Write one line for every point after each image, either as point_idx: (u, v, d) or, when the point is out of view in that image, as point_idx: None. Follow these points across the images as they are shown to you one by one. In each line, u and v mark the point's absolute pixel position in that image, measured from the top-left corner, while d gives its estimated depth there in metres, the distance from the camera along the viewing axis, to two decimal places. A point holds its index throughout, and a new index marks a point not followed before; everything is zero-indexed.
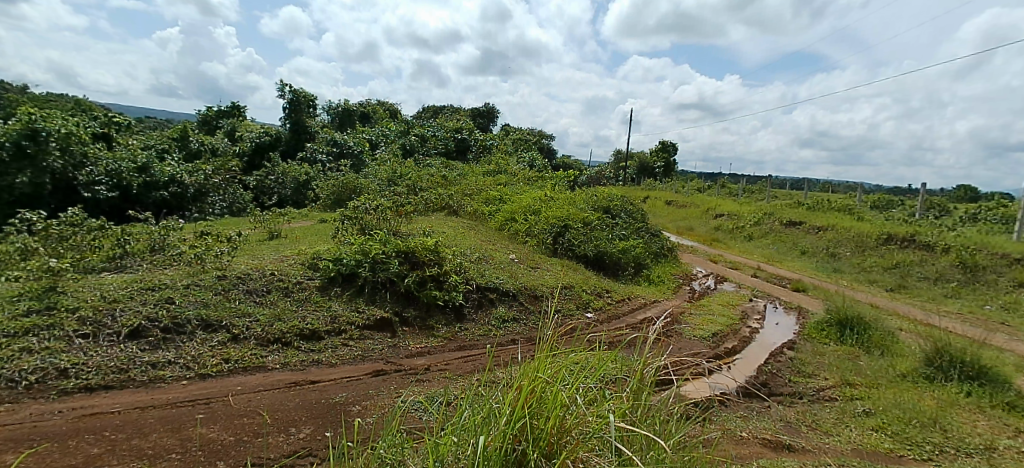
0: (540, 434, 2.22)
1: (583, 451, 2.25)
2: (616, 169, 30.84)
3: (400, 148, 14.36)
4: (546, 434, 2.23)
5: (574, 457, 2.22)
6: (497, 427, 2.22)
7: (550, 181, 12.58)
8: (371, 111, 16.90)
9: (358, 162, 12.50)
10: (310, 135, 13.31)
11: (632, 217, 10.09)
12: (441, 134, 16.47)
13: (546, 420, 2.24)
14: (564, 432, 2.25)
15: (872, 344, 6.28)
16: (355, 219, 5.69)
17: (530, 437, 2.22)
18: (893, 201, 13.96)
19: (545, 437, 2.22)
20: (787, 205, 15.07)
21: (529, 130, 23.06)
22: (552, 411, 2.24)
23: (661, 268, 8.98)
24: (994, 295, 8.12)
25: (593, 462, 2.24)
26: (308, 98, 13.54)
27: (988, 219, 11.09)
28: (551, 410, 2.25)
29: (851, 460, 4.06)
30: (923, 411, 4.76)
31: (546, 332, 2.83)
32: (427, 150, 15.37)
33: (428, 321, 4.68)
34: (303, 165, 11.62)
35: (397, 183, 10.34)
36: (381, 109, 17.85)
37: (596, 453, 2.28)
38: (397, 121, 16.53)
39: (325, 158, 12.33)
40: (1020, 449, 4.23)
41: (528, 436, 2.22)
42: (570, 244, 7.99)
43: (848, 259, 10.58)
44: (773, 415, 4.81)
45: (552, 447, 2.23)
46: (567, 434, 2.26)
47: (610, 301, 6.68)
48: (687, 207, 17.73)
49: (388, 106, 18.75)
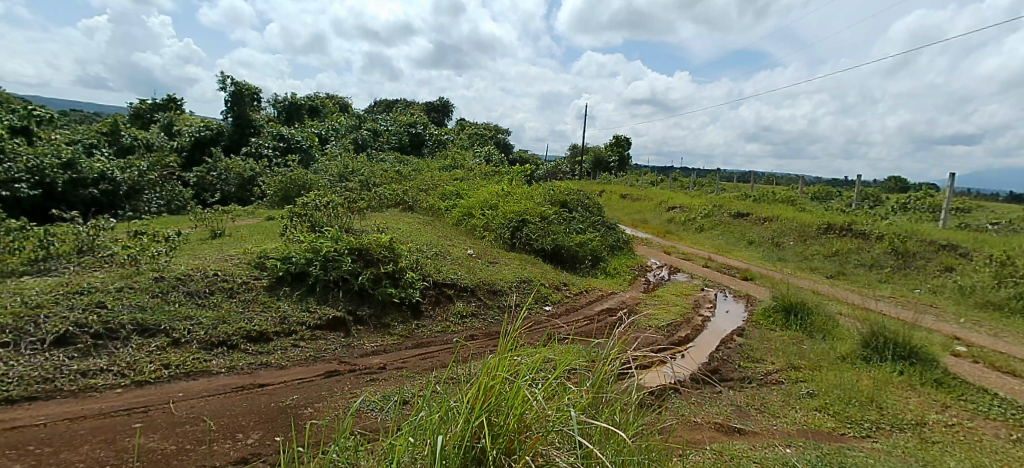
0: (500, 431, 2.23)
1: (543, 446, 2.27)
2: (572, 164, 31.22)
3: (352, 142, 14.04)
4: (506, 431, 2.24)
5: (533, 451, 2.24)
6: (456, 426, 2.22)
7: (507, 176, 12.60)
8: (321, 105, 16.42)
9: (307, 157, 12.19)
10: (255, 129, 12.85)
11: (588, 211, 10.23)
12: (395, 128, 16.20)
13: (506, 416, 2.25)
14: (524, 428, 2.27)
15: (815, 329, 6.62)
16: (305, 216, 5.52)
17: (489, 434, 2.23)
18: (832, 192, 14.71)
19: (504, 434, 2.23)
20: (735, 197, 15.67)
21: (485, 125, 22.97)
22: (512, 407, 2.25)
23: (618, 261, 9.17)
24: (923, 279, 8.70)
25: (553, 455, 2.27)
26: (251, 91, 13.08)
27: (917, 208, 11.86)
28: (511, 406, 2.26)
29: (796, 440, 4.27)
30: (861, 390, 5.05)
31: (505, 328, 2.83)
32: (381, 145, 15.09)
33: (384, 319, 4.60)
34: (248, 160, 11.21)
35: (350, 179, 10.10)
36: (331, 103, 17.39)
37: (556, 446, 2.31)
38: (350, 116, 16.13)
39: (272, 153, 11.93)
40: (947, 423, 4.56)
41: (487, 433, 2.22)
42: (528, 239, 8.04)
43: (791, 248, 11.10)
44: (724, 399, 5.01)
45: (513, 442, 2.25)
46: (527, 429, 2.28)
47: (568, 294, 6.77)
48: (641, 200, 18.17)
49: (339, 100, 18.27)
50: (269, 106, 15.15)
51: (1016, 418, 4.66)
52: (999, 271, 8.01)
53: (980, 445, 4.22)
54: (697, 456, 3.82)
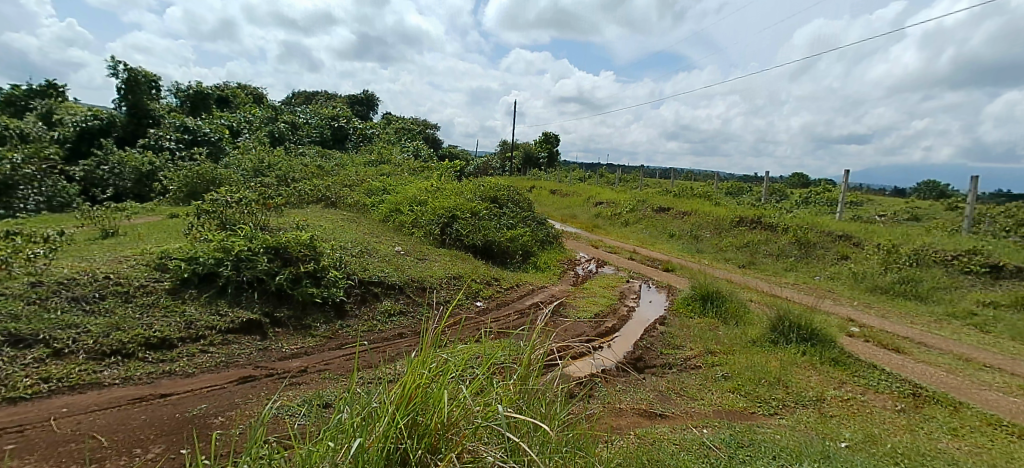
0: (425, 430, 2.21)
1: (470, 442, 2.27)
2: (502, 160, 31.47)
3: (268, 135, 13.32)
4: (431, 429, 2.22)
5: (460, 448, 2.24)
6: (379, 427, 2.16)
7: (436, 172, 12.47)
8: (233, 95, 15.45)
9: (216, 151, 11.43)
10: (153, 119, 11.92)
11: (518, 206, 10.32)
12: (316, 121, 15.54)
13: (432, 414, 2.23)
14: (451, 425, 2.26)
15: (729, 315, 7.08)
16: (215, 214, 5.18)
17: (413, 434, 2.20)
18: (743, 188, 15.74)
19: (429, 432, 2.21)
20: (657, 192, 16.40)
21: (413, 119, 22.56)
22: (437, 405, 2.24)
23: (548, 255, 9.33)
24: (823, 267, 9.53)
25: (480, 450, 2.27)
26: (146, 78, 12.13)
27: (817, 202, 12.94)
28: (436, 404, 2.24)
29: (712, 421, 4.54)
30: (769, 371, 5.45)
31: (431, 326, 2.79)
32: (300, 138, 14.42)
33: (305, 320, 4.41)
34: (146, 153, 10.36)
35: (265, 173, 9.51)
36: (244, 93, 16.42)
37: (484, 442, 2.32)
38: (266, 107, 15.28)
39: (175, 146, 11.08)
40: (842, 398, 5.02)
41: (411, 432, 2.19)
42: (458, 235, 7.99)
43: (708, 240, 11.78)
44: (647, 386, 5.25)
45: (439, 441, 2.23)
46: (453, 427, 2.26)
47: (499, 289, 6.81)
48: (570, 196, 18.61)
49: (254, 90, 17.25)
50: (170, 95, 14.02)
51: (899, 389, 5.20)
52: (885, 259, 8.91)
53: (871, 416, 4.67)
54: (622, 441, 3.99)
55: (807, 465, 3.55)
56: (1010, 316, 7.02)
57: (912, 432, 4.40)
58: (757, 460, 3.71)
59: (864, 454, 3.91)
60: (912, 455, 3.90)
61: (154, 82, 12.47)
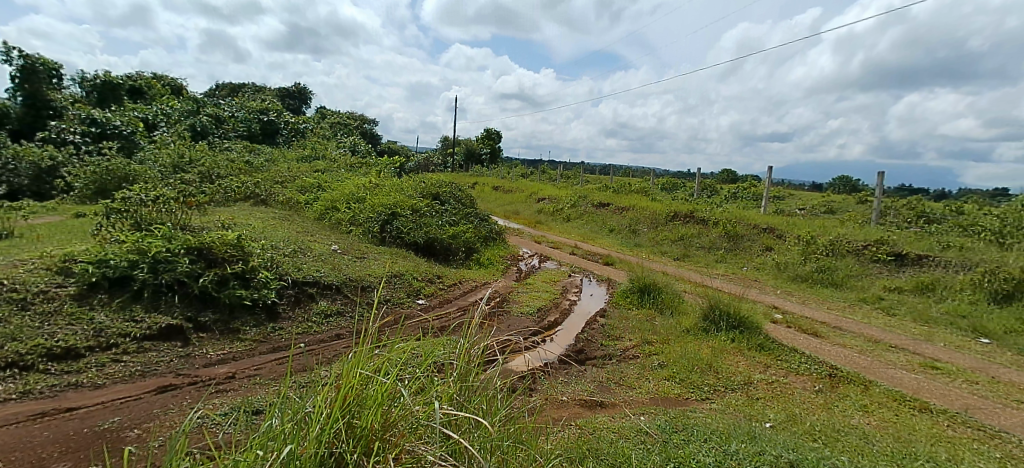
0: (362, 432, 2.16)
1: (408, 443, 2.25)
2: (444, 156, 31.25)
3: (189, 128, 12.52)
4: (369, 431, 2.17)
5: (397, 449, 2.21)
6: (310, 433, 2.08)
7: (375, 168, 12.20)
8: (148, 86, 14.40)
9: (130, 145, 10.62)
10: (54, 110, 10.94)
11: (460, 203, 10.26)
12: (242, 114, 14.77)
13: (368, 415, 2.18)
14: (389, 426, 2.22)
15: (665, 306, 7.37)
16: (128, 213, 4.83)
17: (350, 438, 2.14)
18: (678, 183, 16.41)
19: (367, 434, 2.16)
20: (597, 188, 16.81)
21: (350, 114, 21.94)
22: (373, 406, 2.19)
23: (491, 251, 9.35)
24: (750, 258, 10.12)
25: (420, 450, 2.25)
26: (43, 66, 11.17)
27: (744, 196, 13.69)
28: (373, 405, 2.19)
29: (648, 408, 4.71)
30: (702, 358, 5.73)
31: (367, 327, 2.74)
32: (226, 132, 13.67)
33: (232, 323, 4.21)
34: (45, 147, 9.50)
35: (186, 169, 8.89)
36: (162, 84, 15.38)
37: (423, 441, 2.30)
38: (188, 99, 14.36)
39: (80, 139, 10.20)
40: (768, 381, 5.34)
41: (347, 435, 2.13)
42: (398, 232, 7.86)
43: (645, 234, 12.20)
44: (588, 377, 5.38)
45: (376, 442, 2.19)
46: (391, 428, 2.23)
47: (442, 286, 6.76)
48: (512, 192, 18.74)
49: (172, 81, 16.16)
50: (74, 86, 12.92)
51: (817, 371, 5.60)
52: (805, 250, 9.55)
53: (793, 397, 5.00)
54: (564, 432, 4.09)
55: (735, 446, 3.75)
56: (911, 300, 7.72)
57: (828, 410, 4.75)
58: (690, 443, 3.86)
59: (786, 433, 4.18)
60: (829, 432, 4.21)
61: (53, 70, 11.50)
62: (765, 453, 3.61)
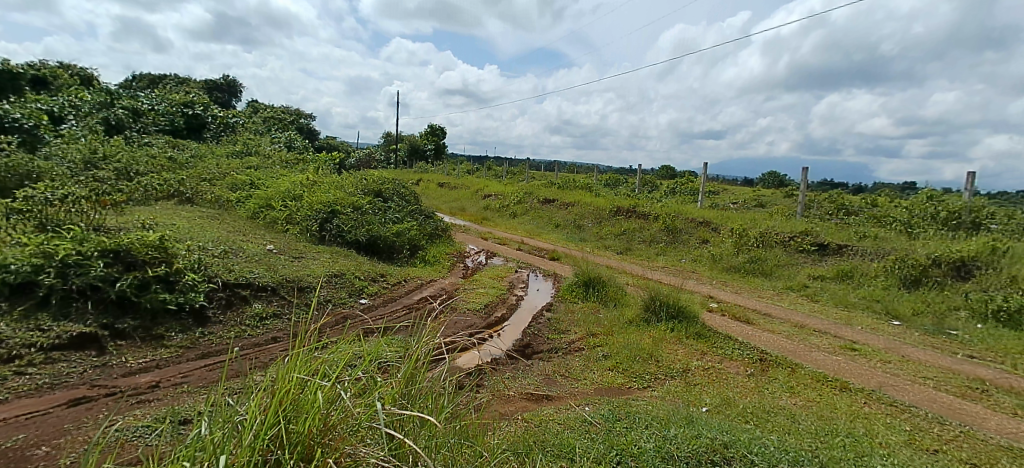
0: (299, 437, 2.08)
1: (349, 445, 2.18)
2: (387, 152, 30.70)
3: (103, 122, 11.61)
4: (306, 436, 2.10)
5: (337, 453, 2.13)
6: (242, 442, 1.99)
7: (313, 164, 11.81)
8: (54, 75, 13.24)
9: (32, 139, 9.68)
10: None
11: (404, 200, 10.10)
12: (163, 108, 13.87)
13: (305, 421, 2.10)
14: (328, 430, 2.15)
15: (608, 298, 7.56)
16: (32, 214, 4.45)
17: (285, 444, 2.06)
18: (620, 179, 16.85)
19: (303, 440, 2.08)
20: (542, 185, 17.00)
21: (286, 109, 21.08)
22: (309, 411, 2.11)
23: (436, 248, 9.27)
24: (688, 251, 10.54)
25: (361, 452, 2.19)
26: None
27: (682, 191, 14.24)
28: (309, 410, 2.11)
29: (592, 399, 4.82)
30: (643, 348, 5.92)
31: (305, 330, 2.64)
32: (145, 126, 12.79)
33: (155, 329, 3.97)
34: None
35: (98, 165, 8.16)
36: (71, 75, 14.19)
37: (365, 443, 2.24)
38: (100, 90, 13.30)
39: None
40: (705, 367, 5.59)
41: (283, 441, 2.04)
42: (338, 231, 7.65)
43: (590, 229, 12.46)
44: (535, 371, 5.45)
45: (314, 447, 2.11)
46: (330, 431, 2.16)
47: (385, 285, 6.64)
48: (458, 188, 18.66)
49: (81, 70, 14.92)
50: None
51: (749, 356, 5.91)
52: (738, 242, 10.04)
53: (728, 382, 5.26)
54: (510, 427, 4.13)
55: (674, 430, 3.89)
56: (833, 287, 8.29)
57: (759, 393, 5.02)
58: (632, 430, 3.98)
59: (721, 416, 4.39)
60: (760, 414, 4.45)
61: None
62: (701, 436, 3.76)
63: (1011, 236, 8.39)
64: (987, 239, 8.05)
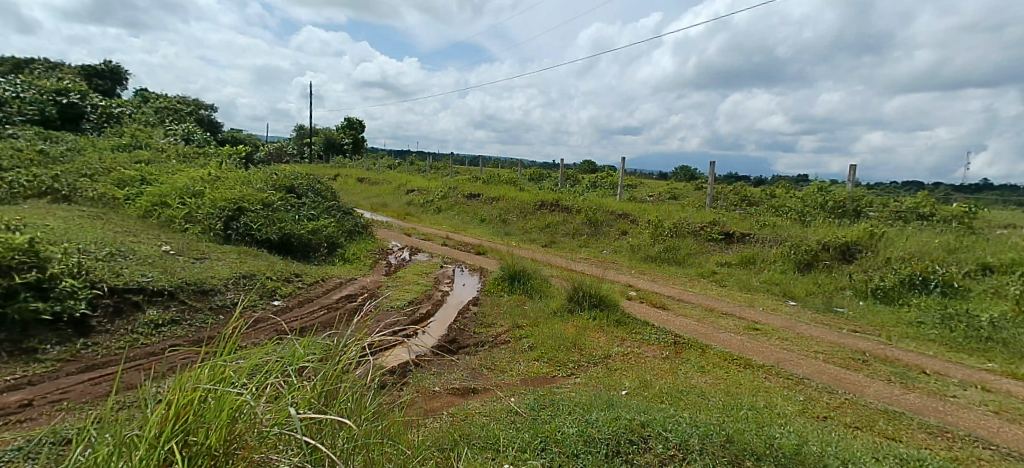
0: (200, 449, 1.88)
1: (259, 454, 1.99)
2: (300, 145, 29.58)
3: None
4: (208, 447, 1.90)
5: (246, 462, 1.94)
6: (133, 457, 1.82)
7: (215, 159, 11.05)
8: None
9: None
10: None
11: (320, 196, 9.70)
12: (33, 96, 12.38)
13: (206, 432, 1.91)
14: (233, 439, 1.95)
15: (533, 290, 7.68)
16: None
17: (185, 457, 1.86)
18: (544, 173, 17.18)
19: (206, 451, 1.89)
20: (467, 179, 16.99)
21: (183, 99, 19.51)
22: (213, 421, 1.93)
23: (357, 245, 8.99)
24: (608, 242, 10.94)
25: (271, 460, 2.00)
26: None
27: (602, 185, 14.76)
28: (212, 418, 1.93)
29: (518, 389, 4.89)
30: (567, 337, 6.08)
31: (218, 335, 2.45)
32: (11, 115, 11.35)
33: (27, 343, 3.60)
34: None
35: None
36: None
37: (277, 450, 2.09)
38: None
39: None
40: (624, 352, 5.84)
41: (183, 454, 1.85)
42: (246, 229, 7.22)
43: (515, 223, 12.61)
44: (461, 365, 5.46)
45: (217, 458, 1.91)
46: (235, 441, 1.95)
47: (301, 285, 6.36)
48: (379, 184, 18.23)
49: None
50: None
51: (665, 340, 6.24)
52: (653, 233, 10.54)
53: (646, 365, 5.53)
54: (435, 423, 4.11)
55: (595, 414, 4.02)
56: (738, 272, 8.92)
57: (673, 374, 5.32)
58: (556, 417, 4.07)
59: (639, 397, 4.61)
60: (674, 394, 4.72)
61: None
62: (621, 418, 3.91)
63: (885, 222, 9.42)
64: (866, 225, 9.00)
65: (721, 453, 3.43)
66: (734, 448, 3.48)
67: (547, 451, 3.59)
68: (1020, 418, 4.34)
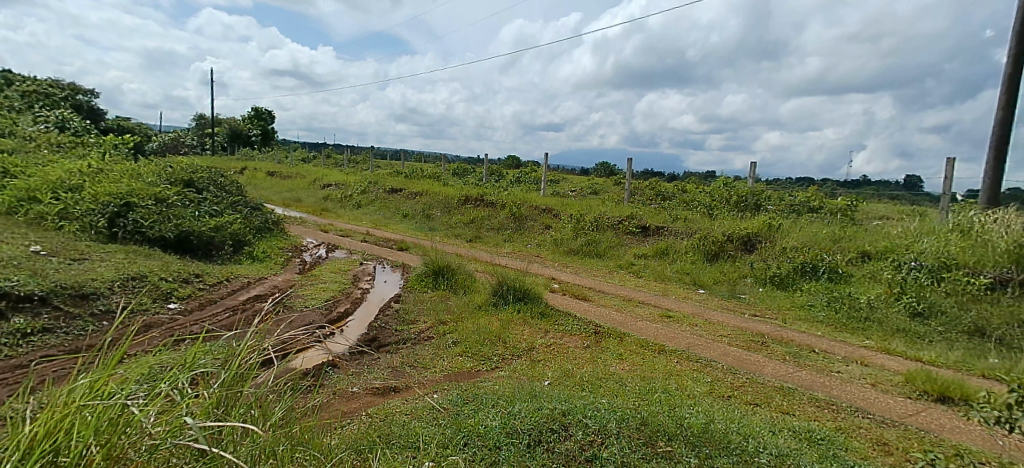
0: None
1: None
2: (199, 136, 27.53)
3: None
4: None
5: None
6: None
7: (96, 150, 10.02)
8: None
9: None
10: None
11: (224, 191, 9.10)
12: None
13: (82, 452, 1.60)
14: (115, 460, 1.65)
15: (457, 286, 7.63)
16: None
17: None
18: (468, 168, 17.15)
19: None
20: (388, 174, 16.62)
21: (56, 82, 17.49)
22: (92, 437, 1.63)
23: (267, 243, 8.51)
24: (533, 236, 11.10)
25: None
26: None
27: (526, 180, 14.96)
28: (90, 436, 1.63)
29: (440, 385, 4.84)
30: (491, 331, 6.10)
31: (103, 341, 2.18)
32: None
33: None
34: None
35: None
36: None
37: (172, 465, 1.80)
38: None
39: None
40: (548, 344, 5.95)
41: None
42: (136, 226, 6.62)
43: (439, 218, 12.48)
44: (381, 364, 5.34)
45: None
46: (118, 459, 1.66)
47: (202, 286, 5.93)
48: (293, 178, 17.40)
49: None
50: None
51: (586, 330, 6.42)
52: (575, 226, 10.83)
53: (568, 355, 5.67)
54: (353, 425, 3.99)
55: (518, 406, 4.07)
56: (653, 263, 9.37)
57: (593, 362, 5.49)
58: (479, 411, 4.08)
59: (560, 387, 4.72)
60: (594, 381, 4.88)
61: None
62: (542, 408, 3.98)
63: (782, 215, 10.26)
64: (765, 217, 9.76)
65: (636, 435, 3.58)
66: (648, 430, 3.63)
67: (469, 445, 3.58)
68: (891, 388, 4.88)
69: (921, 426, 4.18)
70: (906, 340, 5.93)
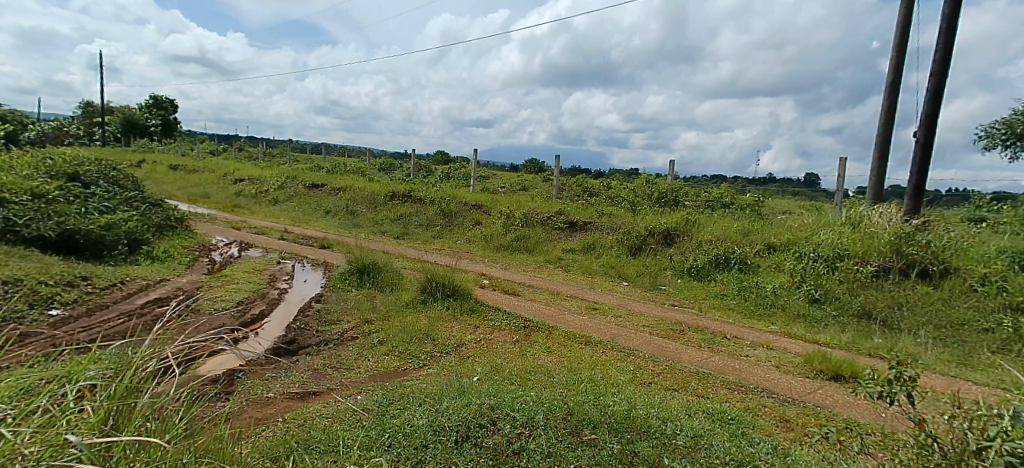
0: None
1: None
2: (89, 126, 25.11)
3: None
4: None
5: None
6: None
7: None
8: None
9: None
10: None
11: (117, 186, 8.34)
12: None
13: None
14: None
15: (384, 284, 7.45)
16: None
17: None
18: (395, 164, 16.78)
19: None
20: (309, 168, 15.93)
21: None
22: None
23: (170, 242, 7.90)
24: (462, 232, 11.03)
25: None
26: None
27: (455, 176, 14.85)
28: None
29: (364, 386, 4.71)
30: (419, 329, 6.00)
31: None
32: None
33: None
34: None
35: None
36: None
37: None
38: None
39: None
40: (477, 339, 5.95)
41: None
42: (8, 224, 5.96)
43: (364, 215, 12.12)
44: (301, 366, 5.12)
45: None
46: None
47: (91, 290, 5.41)
48: (201, 172, 16.27)
49: None
50: None
51: (515, 324, 6.47)
52: (504, 222, 10.88)
53: (496, 349, 5.70)
54: (269, 432, 3.79)
55: (445, 403, 4.04)
56: (580, 257, 9.60)
57: (522, 356, 5.54)
58: (405, 410, 4.00)
59: (490, 381, 4.73)
60: (522, 374, 4.93)
61: None
62: (470, 404, 3.97)
63: (698, 210, 10.84)
64: (682, 213, 10.26)
65: (562, 425, 3.66)
66: (574, 419, 3.72)
67: (394, 446, 3.50)
68: (792, 369, 5.30)
69: (818, 403, 4.57)
70: (806, 324, 6.46)
